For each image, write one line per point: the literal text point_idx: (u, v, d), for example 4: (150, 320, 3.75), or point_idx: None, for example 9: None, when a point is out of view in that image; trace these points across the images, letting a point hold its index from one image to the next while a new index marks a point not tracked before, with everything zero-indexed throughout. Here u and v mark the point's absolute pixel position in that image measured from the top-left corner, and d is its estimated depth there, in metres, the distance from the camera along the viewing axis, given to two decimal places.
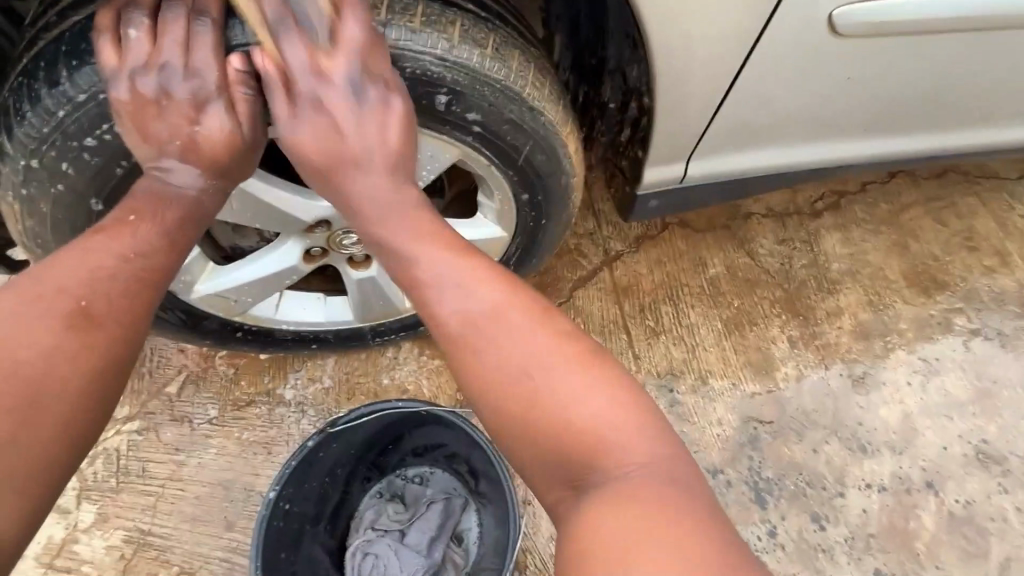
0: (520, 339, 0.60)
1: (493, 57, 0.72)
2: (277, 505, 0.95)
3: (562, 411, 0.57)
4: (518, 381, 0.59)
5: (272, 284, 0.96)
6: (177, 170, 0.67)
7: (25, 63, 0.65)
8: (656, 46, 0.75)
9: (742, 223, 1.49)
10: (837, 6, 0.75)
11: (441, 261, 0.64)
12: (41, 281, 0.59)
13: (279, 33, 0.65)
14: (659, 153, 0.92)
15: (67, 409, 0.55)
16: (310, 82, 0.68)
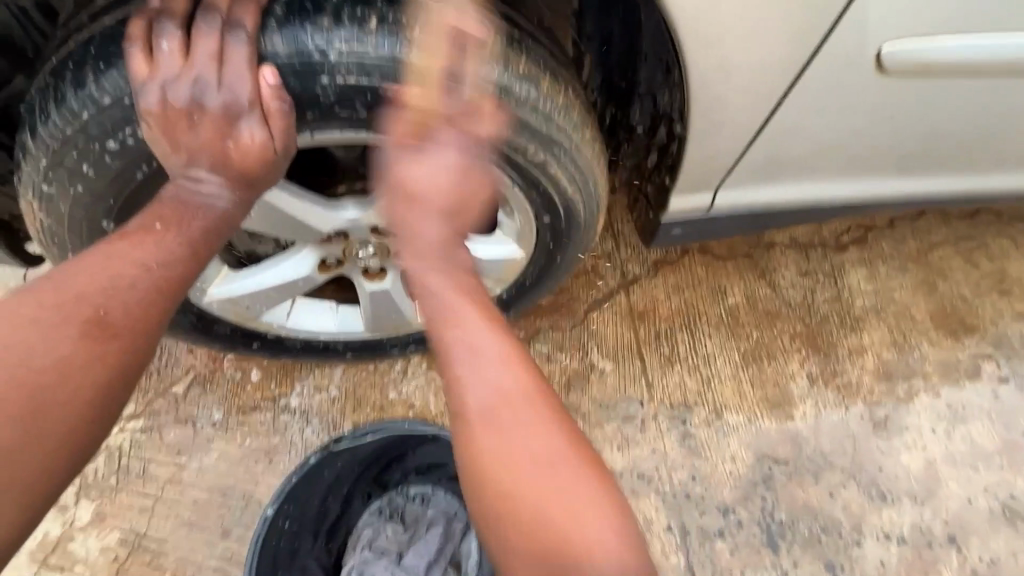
0: (521, 429, 0.61)
1: (525, 79, 0.71)
2: (275, 522, 0.93)
3: (547, 516, 0.58)
4: (528, 476, 0.59)
5: (286, 292, 0.95)
6: (209, 182, 0.69)
7: (55, 62, 0.65)
8: (694, 73, 0.73)
9: (764, 253, 1.46)
10: (886, 42, 0.72)
11: (462, 342, 0.64)
12: (61, 286, 0.60)
13: (306, 45, 0.64)
14: (687, 181, 0.90)
15: (66, 426, 0.57)
16: (337, 95, 0.67)
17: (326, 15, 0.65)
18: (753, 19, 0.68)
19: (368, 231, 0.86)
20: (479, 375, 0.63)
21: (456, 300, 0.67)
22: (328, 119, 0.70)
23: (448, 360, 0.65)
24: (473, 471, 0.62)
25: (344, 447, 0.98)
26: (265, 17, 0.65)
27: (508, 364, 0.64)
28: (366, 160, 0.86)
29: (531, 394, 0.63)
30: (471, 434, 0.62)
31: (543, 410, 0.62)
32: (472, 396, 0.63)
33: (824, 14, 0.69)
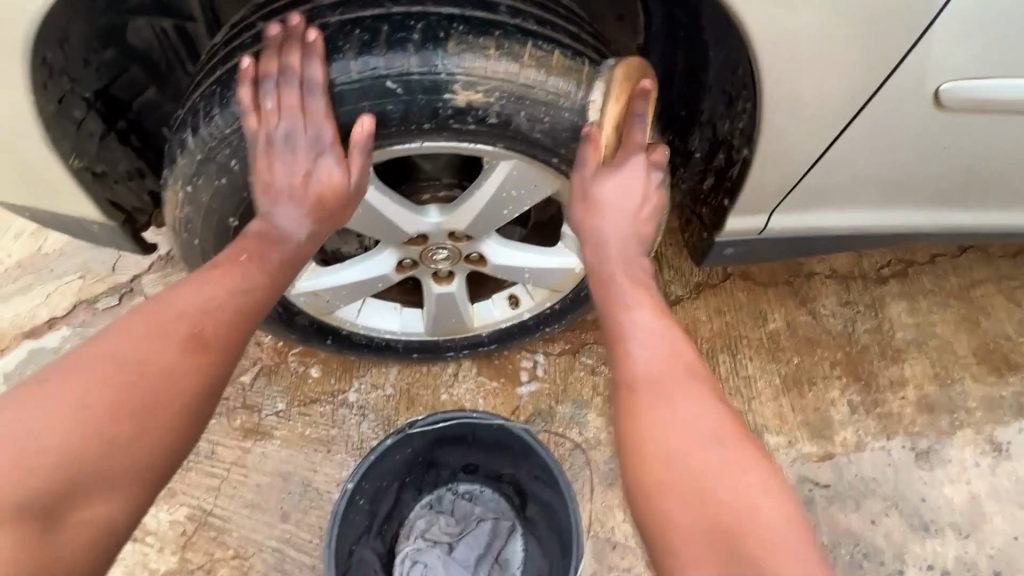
0: (682, 395, 0.67)
1: (613, 105, 0.79)
2: (353, 496, 0.99)
3: (714, 482, 0.60)
4: (687, 442, 0.63)
5: (363, 289, 1.02)
6: (286, 214, 0.80)
7: (219, 73, 0.77)
8: (764, 103, 0.80)
9: (804, 281, 1.50)
10: (943, 81, 0.79)
11: (637, 316, 0.74)
12: (163, 308, 0.70)
13: (434, 65, 0.72)
14: (745, 203, 0.96)
15: (162, 433, 0.65)
16: (454, 110, 0.75)
17: (451, 40, 0.72)
18: (824, 57, 0.75)
19: (446, 235, 0.94)
20: (651, 346, 0.71)
21: (622, 285, 0.78)
22: (440, 130, 0.77)
23: (622, 337, 0.74)
24: (632, 437, 0.67)
25: (416, 431, 1.04)
26: (394, 44, 0.72)
27: (674, 345, 0.72)
28: (448, 170, 0.95)
29: (699, 369, 0.71)
30: (633, 401, 0.69)
31: (699, 381, 0.69)
32: (636, 362, 0.71)
33: (887, 56, 0.76)
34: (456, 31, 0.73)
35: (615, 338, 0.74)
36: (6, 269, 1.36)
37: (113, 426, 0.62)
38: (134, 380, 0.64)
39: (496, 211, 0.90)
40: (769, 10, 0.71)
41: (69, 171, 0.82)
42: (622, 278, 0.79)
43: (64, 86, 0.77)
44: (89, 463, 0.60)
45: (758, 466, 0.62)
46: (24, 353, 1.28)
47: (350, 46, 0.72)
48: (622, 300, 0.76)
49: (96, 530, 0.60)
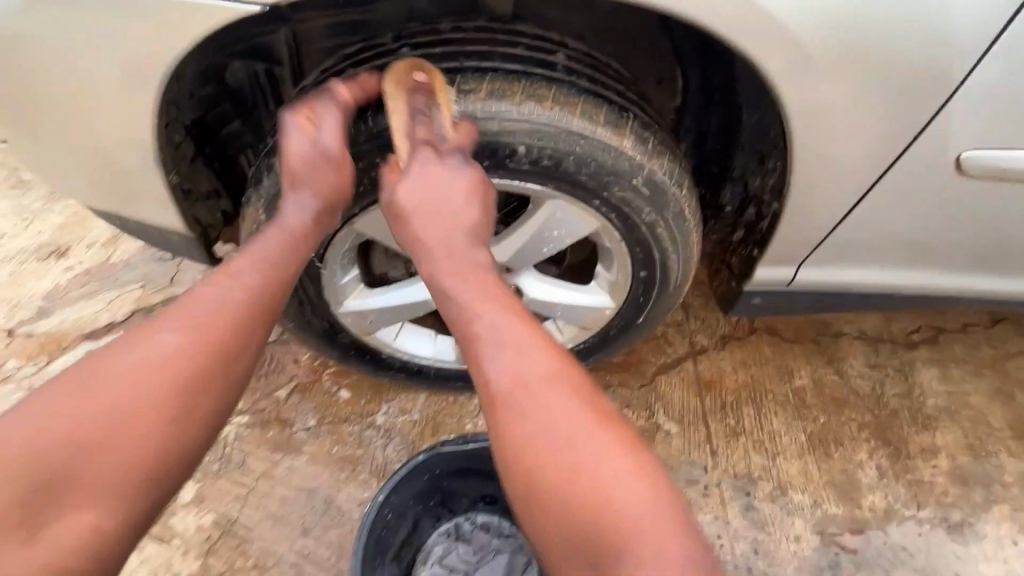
0: (552, 395, 0.69)
1: (654, 157, 0.87)
2: (380, 511, 1.02)
3: (574, 486, 0.64)
4: (548, 454, 0.66)
5: (405, 312, 1.08)
6: (294, 203, 0.84)
7: (310, 109, 0.88)
8: (795, 162, 0.86)
9: (832, 340, 1.50)
10: (965, 150, 0.83)
11: (496, 316, 0.74)
12: (204, 291, 0.74)
13: (500, 112, 0.81)
14: (773, 254, 1.01)
15: (169, 428, 0.68)
16: (511, 152, 0.84)
17: (516, 92, 0.81)
18: (858, 122, 0.81)
19: None
20: (502, 349, 0.71)
21: (477, 284, 0.77)
22: (496, 169, 0.86)
23: (479, 341, 0.73)
24: (499, 442, 0.69)
25: (443, 453, 1.07)
26: (462, 91, 0.82)
27: (532, 343, 0.72)
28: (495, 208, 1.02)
29: (570, 383, 0.70)
30: (492, 408, 0.70)
31: (573, 392, 0.69)
32: (501, 375, 0.70)
33: (912, 126, 0.81)
34: (521, 84, 0.82)
35: (464, 342, 0.74)
36: (77, 275, 1.48)
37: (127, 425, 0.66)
38: (140, 385, 0.68)
39: (535, 245, 0.96)
40: (808, 77, 0.77)
41: (167, 188, 0.93)
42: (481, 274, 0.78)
43: (173, 112, 0.87)
44: (102, 460, 0.65)
45: (632, 472, 0.65)
46: (81, 353, 1.37)
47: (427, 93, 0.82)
48: (460, 294, 0.77)
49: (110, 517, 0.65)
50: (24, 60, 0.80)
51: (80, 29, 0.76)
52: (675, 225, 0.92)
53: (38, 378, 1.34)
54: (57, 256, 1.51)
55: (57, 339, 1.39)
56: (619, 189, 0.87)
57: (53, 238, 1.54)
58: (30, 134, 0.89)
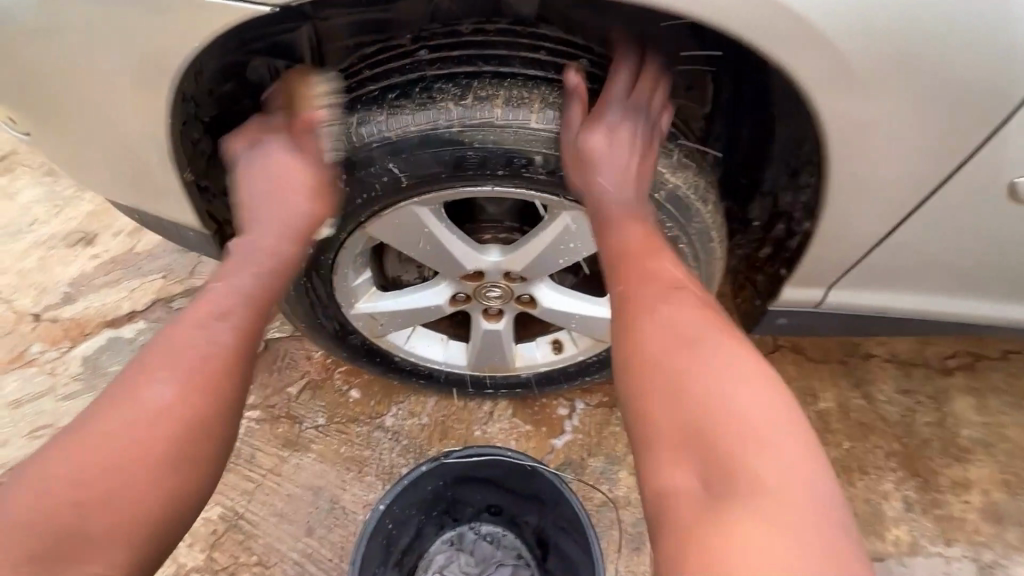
0: (685, 305, 0.70)
1: (678, 170, 0.84)
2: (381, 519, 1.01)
3: (703, 383, 0.62)
4: (693, 374, 0.63)
5: (417, 317, 1.06)
6: (258, 228, 0.84)
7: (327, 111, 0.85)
8: (831, 181, 0.81)
9: (860, 362, 1.44)
10: (1019, 175, 0.77)
11: (633, 234, 0.79)
12: (210, 299, 0.74)
13: (522, 120, 0.79)
14: (802, 275, 0.96)
15: (195, 432, 0.66)
16: (528, 161, 0.81)
17: (537, 101, 0.80)
18: (906, 143, 0.76)
19: (502, 274, 0.97)
20: (659, 283, 0.73)
21: (625, 212, 0.80)
22: (513, 177, 0.83)
23: (631, 272, 0.75)
24: (629, 358, 0.68)
25: (448, 463, 1.05)
26: (480, 98, 0.79)
27: (669, 266, 0.75)
28: (511, 215, 0.98)
29: (725, 328, 0.68)
30: (630, 322, 0.71)
31: (728, 335, 0.67)
32: (635, 288, 0.73)
33: (963, 147, 0.76)
34: (540, 91, 0.81)
35: (617, 272, 0.76)
36: (102, 263, 1.50)
37: (151, 437, 0.63)
38: (157, 402, 0.64)
39: (551, 255, 0.93)
40: (863, 99, 0.72)
41: (182, 186, 0.93)
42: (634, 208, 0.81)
43: (191, 109, 0.87)
44: (115, 485, 0.61)
45: (773, 395, 0.61)
46: (103, 341, 1.39)
47: (444, 99, 0.79)
48: (613, 233, 0.79)
49: (151, 524, 0.62)
50: (48, 54, 0.80)
51: (102, 24, 0.76)
52: (698, 242, 0.88)
53: (61, 364, 1.36)
54: (84, 244, 1.54)
55: (80, 326, 1.41)
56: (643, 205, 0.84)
57: (81, 225, 1.57)
58: (53, 126, 0.90)
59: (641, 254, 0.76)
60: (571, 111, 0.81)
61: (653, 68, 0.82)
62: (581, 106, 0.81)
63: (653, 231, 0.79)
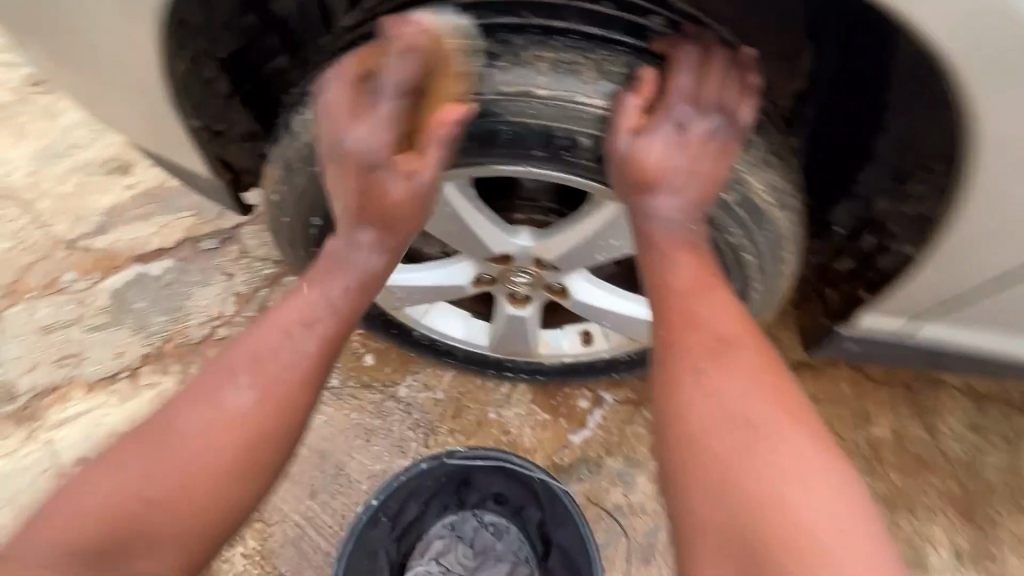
0: (737, 361, 0.60)
1: (760, 169, 0.68)
2: (376, 513, 0.98)
3: (755, 470, 0.54)
4: (743, 460, 0.55)
5: (438, 294, 0.98)
6: (365, 245, 0.75)
7: (339, 59, 0.72)
8: (966, 205, 0.67)
9: (928, 390, 1.27)
10: None
11: (681, 263, 0.66)
12: (299, 305, 0.73)
13: (569, 92, 0.64)
14: (886, 301, 0.86)
15: (248, 450, 0.67)
16: (572, 142, 0.67)
17: (591, 68, 0.64)
18: None
19: (532, 260, 0.87)
20: (709, 336, 0.62)
21: (677, 230, 0.68)
22: (550, 160, 0.69)
23: (673, 316, 0.64)
24: (668, 421, 0.61)
25: (451, 463, 1.02)
26: (519, 58, 0.64)
27: (721, 305, 0.64)
28: (549, 194, 0.85)
29: (785, 398, 0.59)
30: (672, 379, 0.61)
31: (786, 407, 0.58)
32: (684, 330, 0.63)
33: None
34: (597, 54, 0.64)
35: (658, 314, 0.65)
36: (132, 192, 1.45)
37: (215, 445, 0.65)
38: (234, 408, 0.67)
39: (590, 248, 0.82)
40: (1023, 103, 0.56)
41: (189, 134, 0.87)
42: (686, 224, 0.68)
43: (200, 46, 0.77)
44: (171, 491, 0.63)
45: (831, 485, 0.54)
46: (131, 276, 1.37)
47: (474, 55, 0.64)
48: (658, 265, 0.67)
49: (205, 526, 0.65)
50: None
51: None
52: (765, 256, 0.74)
53: (90, 295, 1.35)
54: (119, 172, 1.47)
55: (109, 258, 1.38)
56: (706, 209, 0.69)
57: (118, 153, 1.49)
58: (57, 52, 0.81)
59: (688, 286, 0.65)
60: (626, 112, 0.65)
61: (722, 62, 0.67)
62: (638, 104, 0.65)
63: (707, 261, 0.67)
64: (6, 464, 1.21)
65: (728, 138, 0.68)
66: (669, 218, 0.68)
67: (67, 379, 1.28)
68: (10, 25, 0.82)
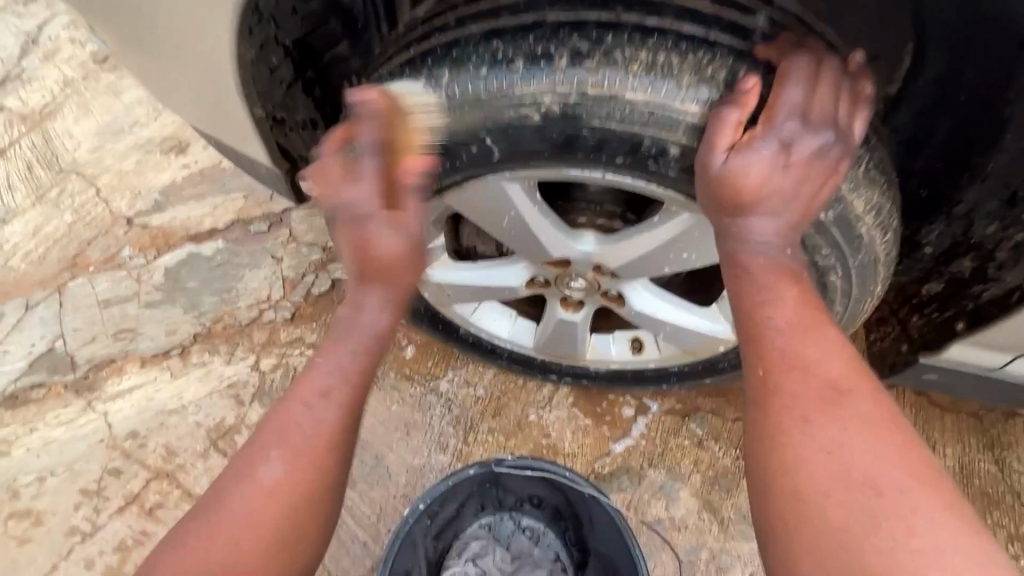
0: (852, 407, 0.54)
1: (866, 186, 0.64)
2: (420, 515, 0.97)
3: (883, 539, 0.48)
4: (869, 528, 0.48)
5: (490, 294, 0.95)
6: (369, 304, 0.71)
7: (412, 51, 0.69)
8: None
9: (1001, 421, 1.18)
10: None
11: (784, 293, 0.60)
12: (327, 372, 0.68)
13: (662, 97, 0.61)
14: (983, 334, 0.82)
15: (292, 523, 0.63)
16: (658, 150, 0.63)
17: (684, 72, 0.61)
18: None
19: (591, 266, 0.84)
20: (819, 381, 0.55)
21: (775, 255, 0.62)
22: (633, 169, 0.65)
23: (774, 355, 0.58)
24: (770, 478, 0.54)
25: (498, 469, 1.01)
26: (612, 58, 0.61)
27: (829, 344, 0.58)
28: (614, 197, 0.81)
29: (910, 457, 0.52)
30: (774, 429, 0.55)
31: (916, 471, 0.51)
32: (786, 369, 0.57)
33: None
34: (695, 57, 0.61)
35: (755, 352, 0.59)
36: (188, 172, 1.47)
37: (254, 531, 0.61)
38: (263, 489, 0.62)
39: (655, 258, 0.78)
40: None
41: (253, 119, 0.85)
42: (785, 249, 0.63)
43: (269, 31, 0.75)
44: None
45: (976, 561, 0.47)
46: (184, 255, 1.39)
47: (562, 54, 0.62)
48: (757, 296, 0.60)
49: None
50: None
51: None
52: (853, 278, 0.71)
53: (146, 272, 1.38)
54: (176, 152, 1.49)
55: (165, 236, 1.41)
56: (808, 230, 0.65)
57: (177, 132, 1.51)
58: (129, 33, 0.81)
59: (792, 320, 0.59)
60: (727, 126, 0.59)
61: (832, 72, 0.62)
62: (741, 118, 0.60)
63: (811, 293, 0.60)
64: (65, 432, 1.26)
65: (838, 156, 0.62)
66: (767, 242, 0.62)
67: (123, 352, 1.32)
68: (85, 7, 0.82)
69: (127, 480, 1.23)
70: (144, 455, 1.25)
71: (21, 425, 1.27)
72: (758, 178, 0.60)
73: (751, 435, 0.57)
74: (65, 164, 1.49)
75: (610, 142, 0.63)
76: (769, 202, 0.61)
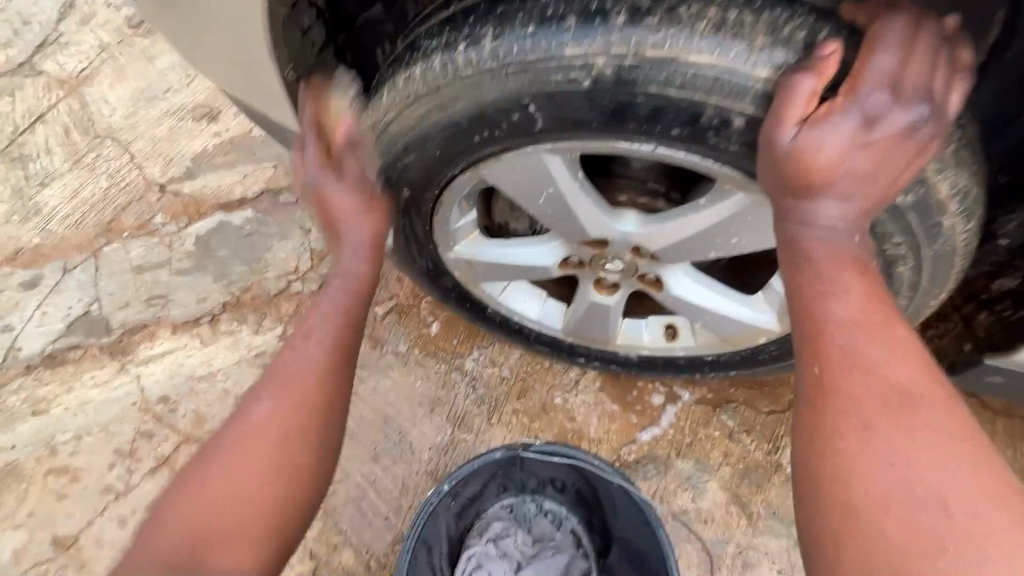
0: (921, 417, 0.49)
1: (952, 168, 0.59)
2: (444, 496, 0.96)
3: (951, 563, 0.44)
4: (936, 550, 0.44)
5: (521, 272, 0.92)
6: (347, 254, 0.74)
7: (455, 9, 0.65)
8: None
9: None
10: None
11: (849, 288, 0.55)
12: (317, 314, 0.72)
13: (729, 62, 0.56)
14: None
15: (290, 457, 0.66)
16: (720, 120, 0.59)
17: (755, 35, 0.56)
18: None
19: (630, 247, 0.79)
20: (883, 385, 0.51)
21: (842, 245, 0.56)
22: (689, 142, 0.62)
23: (833, 352, 0.53)
24: (823, 487, 0.50)
25: (525, 453, 0.99)
26: (675, 16, 0.56)
27: (897, 346, 0.53)
28: (658, 175, 0.77)
29: (986, 475, 0.47)
30: (828, 433, 0.51)
31: (991, 490, 0.46)
32: (848, 372, 0.52)
33: None
34: (769, 16, 0.56)
35: (812, 349, 0.55)
36: (219, 140, 1.46)
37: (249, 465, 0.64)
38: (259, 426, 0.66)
39: (702, 241, 0.74)
40: None
41: (283, 83, 0.81)
42: (855, 235, 0.57)
43: None
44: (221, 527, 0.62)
45: None
46: (215, 223, 1.40)
47: (620, 10, 0.57)
48: (817, 287, 0.56)
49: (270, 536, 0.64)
50: None
51: None
52: (925, 266, 0.67)
53: (177, 239, 1.39)
54: (208, 119, 1.48)
55: (196, 204, 1.41)
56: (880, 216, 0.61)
57: (208, 99, 1.50)
58: None
59: (856, 317, 0.54)
60: (799, 97, 0.54)
61: (931, 36, 0.55)
62: (817, 87, 0.54)
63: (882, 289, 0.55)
64: (100, 394, 1.30)
65: (927, 135, 0.56)
66: (834, 228, 0.56)
67: (156, 318, 1.34)
68: None
69: (158, 443, 1.26)
70: (175, 419, 1.28)
71: (59, 385, 1.31)
72: (837, 156, 0.54)
73: (801, 440, 0.53)
74: (101, 130, 1.49)
75: (668, 110, 0.59)
76: (843, 185, 0.55)
